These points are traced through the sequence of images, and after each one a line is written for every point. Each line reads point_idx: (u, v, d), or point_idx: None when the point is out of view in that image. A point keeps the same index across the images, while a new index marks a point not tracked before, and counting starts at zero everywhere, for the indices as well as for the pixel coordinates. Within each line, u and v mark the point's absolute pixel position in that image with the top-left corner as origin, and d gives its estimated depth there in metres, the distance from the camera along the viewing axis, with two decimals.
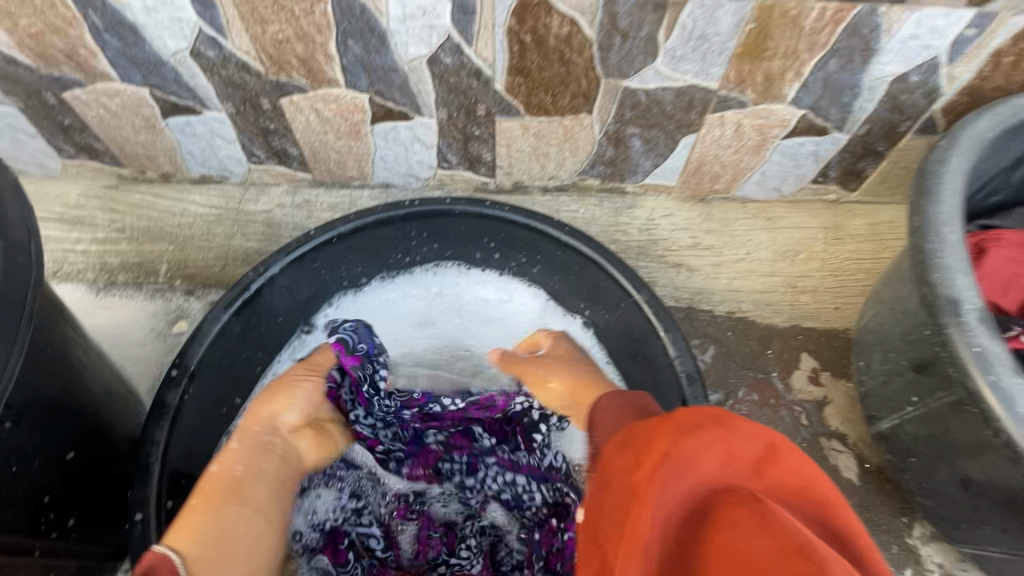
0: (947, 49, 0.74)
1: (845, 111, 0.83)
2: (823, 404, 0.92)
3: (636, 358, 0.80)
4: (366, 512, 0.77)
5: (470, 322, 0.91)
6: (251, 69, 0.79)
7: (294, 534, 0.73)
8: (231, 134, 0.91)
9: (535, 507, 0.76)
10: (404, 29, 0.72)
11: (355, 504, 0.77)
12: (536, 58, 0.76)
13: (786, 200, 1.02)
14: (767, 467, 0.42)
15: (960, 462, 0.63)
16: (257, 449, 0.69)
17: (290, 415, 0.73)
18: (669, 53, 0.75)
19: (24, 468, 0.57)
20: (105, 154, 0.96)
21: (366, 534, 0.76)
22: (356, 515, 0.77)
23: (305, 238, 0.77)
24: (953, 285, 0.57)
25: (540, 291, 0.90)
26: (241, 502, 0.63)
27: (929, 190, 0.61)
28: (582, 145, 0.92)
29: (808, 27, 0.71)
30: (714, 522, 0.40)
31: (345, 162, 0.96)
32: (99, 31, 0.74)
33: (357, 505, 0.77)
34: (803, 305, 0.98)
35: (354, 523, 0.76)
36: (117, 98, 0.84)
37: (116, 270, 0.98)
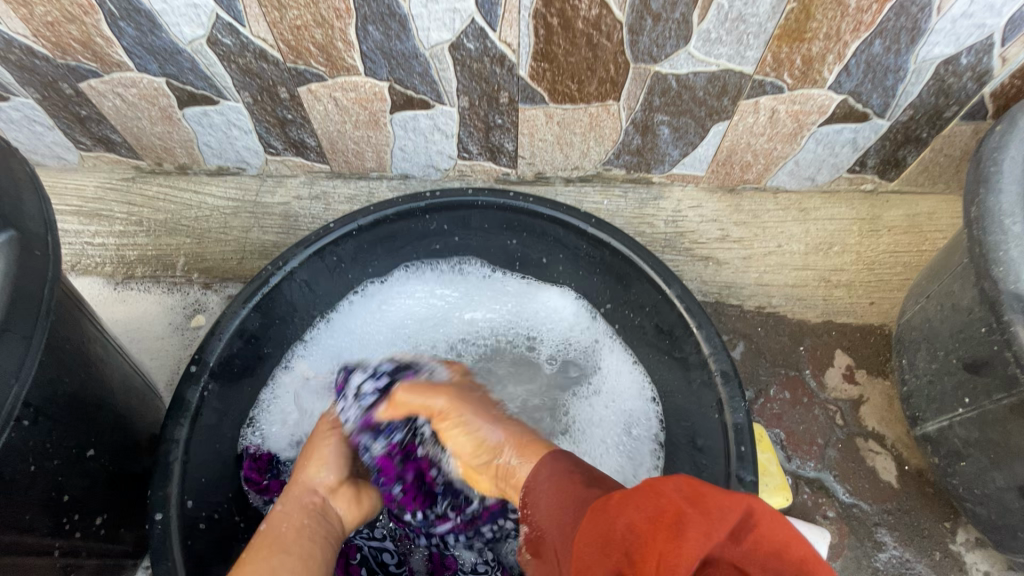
0: (1003, 28, 0.69)
1: (888, 96, 0.79)
2: (859, 404, 0.88)
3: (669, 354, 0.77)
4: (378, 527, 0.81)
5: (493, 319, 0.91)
6: (268, 58, 0.77)
7: None
8: (248, 126, 0.89)
9: None
10: (427, 13, 0.70)
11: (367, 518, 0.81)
12: (562, 42, 0.73)
13: (819, 190, 0.98)
14: (745, 536, 0.39)
15: (1018, 468, 0.60)
16: (301, 509, 0.68)
17: (325, 473, 0.71)
18: (703, 36, 0.71)
19: (44, 468, 0.56)
20: (121, 146, 0.94)
21: (378, 548, 0.80)
22: (368, 529, 0.81)
23: (323, 231, 0.75)
24: (1018, 280, 0.53)
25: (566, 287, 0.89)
26: (284, 551, 0.62)
27: (989, 179, 0.57)
28: (607, 134, 0.88)
29: (854, 6, 0.66)
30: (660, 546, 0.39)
31: (363, 152, 0.94)
32: (114, 20, 0.72)
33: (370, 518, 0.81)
34: (837, 300, 0.94)
35: (366, 538, 0.80)
36: (134, 88, 0.83)
37: (135, 264, 0.97)
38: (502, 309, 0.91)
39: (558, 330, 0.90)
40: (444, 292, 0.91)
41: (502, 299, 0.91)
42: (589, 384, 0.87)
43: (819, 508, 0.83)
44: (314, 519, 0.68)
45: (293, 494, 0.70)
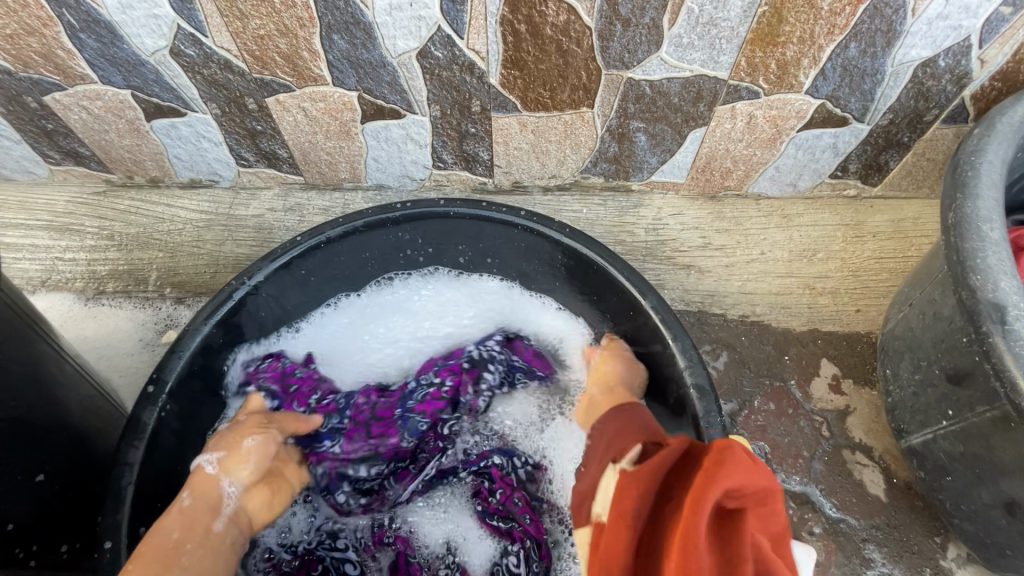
0: (979, 29, 0.68)
1: (866, 100, 0.77)
2: (846, 414, 0.85)
3: (647, 366, 0.75)
4: (342, 536, 0.73)
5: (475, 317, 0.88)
6: (234, 68, 0.75)
7: (265, 552, 0.72)
8: (218, 137, 0.88)
9: (512, 520, 0.72)
10: (391, 20, 0.68)
11: (331, 527, 0.74)
12: (532, 49, 0.72)
13: (803, 196, 0.96)
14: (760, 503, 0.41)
15: (1004, 483, 0.57)
16: (184, 514, 0.61)
17: (214, 464, 0.66)
18: (674, 41, 0.70)
19: None
20: (91, 159, 0.93)
21: (341, 559, 0.71)
22: (331, 539, 0.73)
23: (290, 244, 0.73)
24: (996, 289, 0.50)
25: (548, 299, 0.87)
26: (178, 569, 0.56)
27: (965, 184, 0.55)
28: (584, 142, 0.87)
29: (826, 9, 0.65)
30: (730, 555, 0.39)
31: (336, 163, 0.92)
32: (75, 31, 0.71)
33: (333, 528, 0.74)
34: (821, 308, 0.92)
35: (329, 548, 0.72)
36: (100, 101, 0.81)
37: (105, 278, 0.95)
38: (481, 315, 0.88)
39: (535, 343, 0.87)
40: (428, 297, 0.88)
41: (484, 299, 0.88)
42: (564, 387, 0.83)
43: (806, 524, 0.80)
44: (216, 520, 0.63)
45: (191, 489, 0.64)
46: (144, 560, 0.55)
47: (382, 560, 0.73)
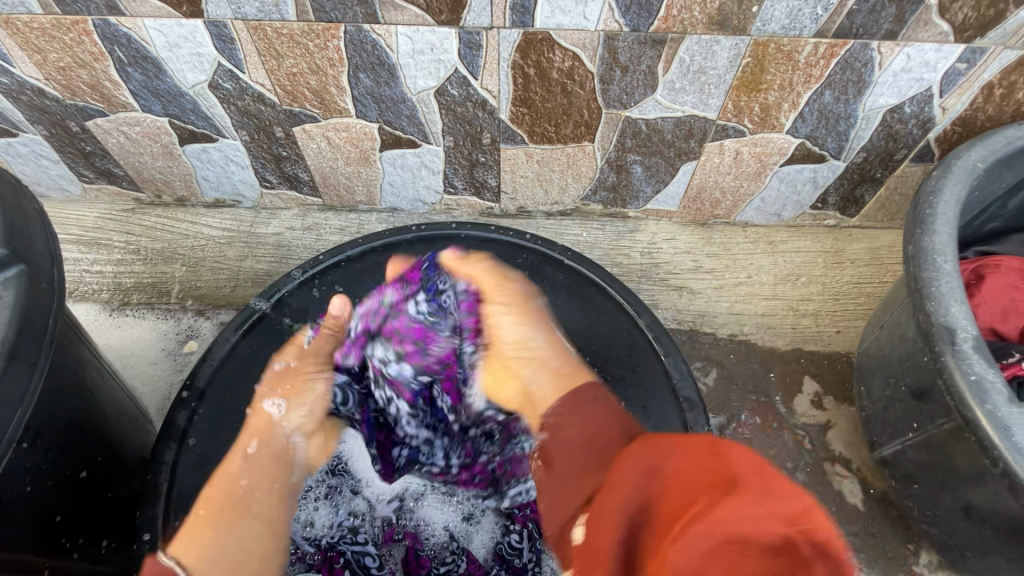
0: (939, 81, 0.76)
1: (841, 140, 0.85)
2: (827, 428, 0.91)
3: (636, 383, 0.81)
4: (360, 532, 0.78)
5: None
6: (266, 100, 0.82)
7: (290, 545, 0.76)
8: (245, 161, 0.94)
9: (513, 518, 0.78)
10: (413, 62, 0.76)
11: (351, 523, 0.79)
12: (539, 90, 0.79)
13: (786, 224, 1.04)
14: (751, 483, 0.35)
15: (962, 489, 0.62)
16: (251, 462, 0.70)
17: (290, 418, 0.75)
18: (668, 86, 0.77)
19: (39, 488, 0.58)
20: (123, 179, 0.99)
21: (361, 552, 0.76)
22: (351, 534, 0.78)
23: (314, 261, 0.82)
24: (948, 313, 0.57)
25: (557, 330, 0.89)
26: (252, 517, 0.67)
27: (922, 220, 0.63)
28: (585, 172, 0.94)
29: (803, 61, 0.73)
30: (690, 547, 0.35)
31: (354, 187, 0.99)
32: (123, 66, 0.78)
33: (353, 523, 0.79)
34: (804, 329, 0.98)
35: (350, 543, 0.77)
36: (138, 127, 0.88)
37: (131, 291, 1.00)
38: None
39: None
40: None
41: None
42: None
43: None
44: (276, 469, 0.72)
45: (256, 437, 0.72)
46: (217, 508, 0.66)
47: (396, 553, 0.78)
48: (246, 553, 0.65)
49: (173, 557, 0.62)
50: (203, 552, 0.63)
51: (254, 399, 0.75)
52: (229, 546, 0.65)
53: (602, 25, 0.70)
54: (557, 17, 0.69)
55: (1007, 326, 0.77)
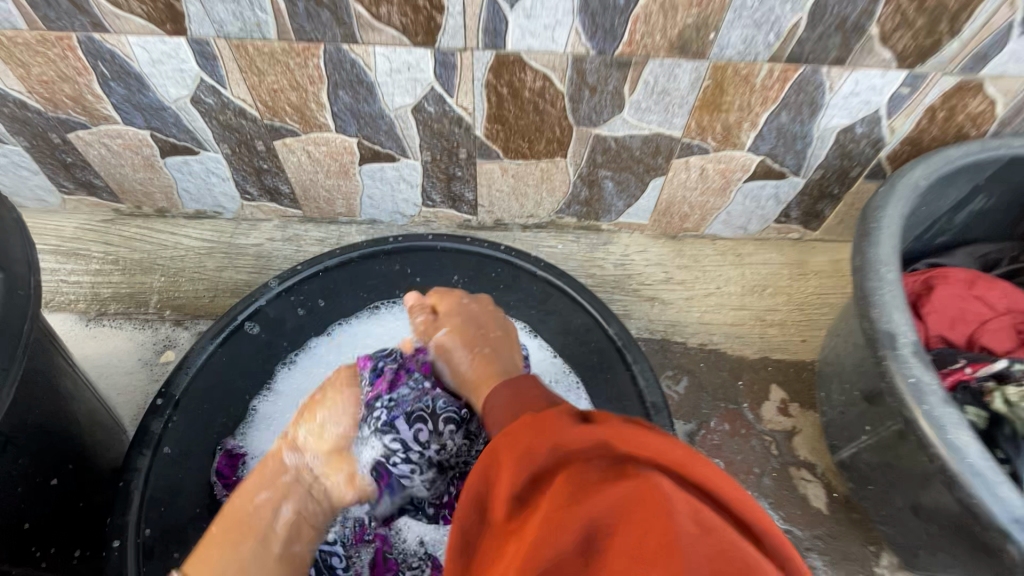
0: (886, 104, 0.81)
1: (799, 158, 0.90)
2: (792, 434, 0.95)
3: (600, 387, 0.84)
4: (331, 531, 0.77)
5: None
6: (247, 115, 0.85)
7: None
8: (226, 173, 0.96)
9: None
10: (391, 81, 0.79)
11: None
12: (512, 108, 0.83)
13: (752, 237, 1.08)
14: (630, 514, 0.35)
15: (910, 489, 0.65)
16: (276, 483, 0.70)
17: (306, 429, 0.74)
18: (634, 105, 0.82)
19: (8, 494, 0.58)
20: (103, 190, 1.00)
21: (329, 552, 0.75)
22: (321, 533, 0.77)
23: (290, 271, 0.84)
24: (890, 320, 0.60)
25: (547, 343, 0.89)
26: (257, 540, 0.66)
27: (869, 234, 0.67)
28: (558, 186, 0.98)
29: (759, 84, 0.78)
30: (621, 564, 0.34)
31: (334, 200, 1.01)
32: (105, 80, 0.80)
33: None
34: (771, 338, 1.02)
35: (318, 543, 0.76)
36: (119, 139, 0.89)
37: (108, 301, 1.00)
38: None
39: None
40: None
41: None
42: None
43: None
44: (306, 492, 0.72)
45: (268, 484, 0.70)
46: (226, 525, 0.66)
47: (363, 557, 0.77)
48: None
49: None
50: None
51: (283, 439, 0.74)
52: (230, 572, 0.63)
53: (570, 48, 0.74)
54: (527, 40, 0.73)
55: (954, 334, 0.82)
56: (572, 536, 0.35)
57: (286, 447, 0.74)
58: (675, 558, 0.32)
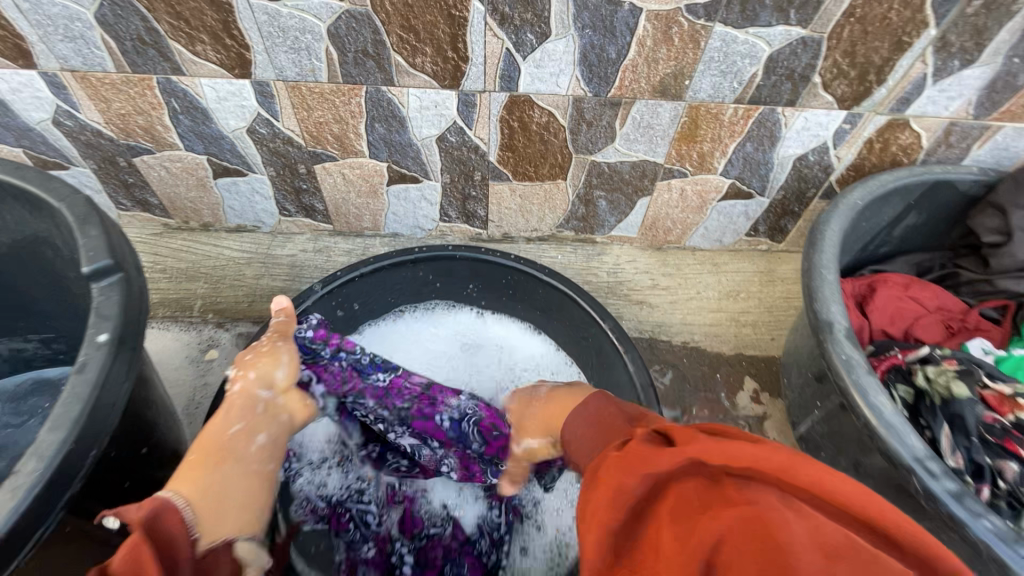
0: (832, 137, 0.98)
1: (764, 181, 1.06)
2: (763, 419, 1.09)
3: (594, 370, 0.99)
4: (366, 493, 0.91)
5: (489, 357, 1.06)
6: (294, 143, 0.98)
7: (305, 499, 0.89)
8: (268, 192, 1.10)
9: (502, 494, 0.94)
10: (420, 116, 0.94)
11: (358, 486, 0.92)
12: (522, 139, 0.98)
13: (726, 249, 1.24)
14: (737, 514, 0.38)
15: (852, 450, 0.79)
16: (248, 413, 0.76)
17: (280, 371, 0.81)
18: (625, 137, 0.97)
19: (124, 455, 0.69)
20: (156, 207, 1.13)
21: (364, 510, 0.89)
22: (358, 495, 0.91)
23: (332, 277, 0.97)
24: (828, 310, 0.76)
25: (548, 340, 1.06)
26: (235, 461, 0.70)
27: (814, 243, 0.83)
28: (559, 205, 1.13)
29: (727, 120, 0.94)
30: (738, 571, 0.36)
31: (362, 216, 1.15)
32: (175, 113, 0.93)
33: (360, 487, 0.92)
34: (745, 336, 1.17)
35: (356, 502, 0.90)
36: (179, 162, 1.03)
37: (157, 305, 1.12)
38: (495, 350, 1.07)
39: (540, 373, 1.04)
40: (437, 331, 1.08)
41: (493, 343, 1.07)
42: None
43: None
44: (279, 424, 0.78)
45: (235, 417, 0.75)
46: (207, 452, 0.69)
47: (393, 516, 0.90)
48: (231, 492, 0.66)
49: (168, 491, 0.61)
50: (207, 495, 0.63)
51: (238, 374, 0.79)
52: (215, 486, 0.65)
53: (571, 91, 0.90)
54: (536, 84, 0.89)
55: (894, 329, 0.97)
56: (691, 542, 0.38)
57: (254, 385, 0.78)
58: (781, 539, 0.35)
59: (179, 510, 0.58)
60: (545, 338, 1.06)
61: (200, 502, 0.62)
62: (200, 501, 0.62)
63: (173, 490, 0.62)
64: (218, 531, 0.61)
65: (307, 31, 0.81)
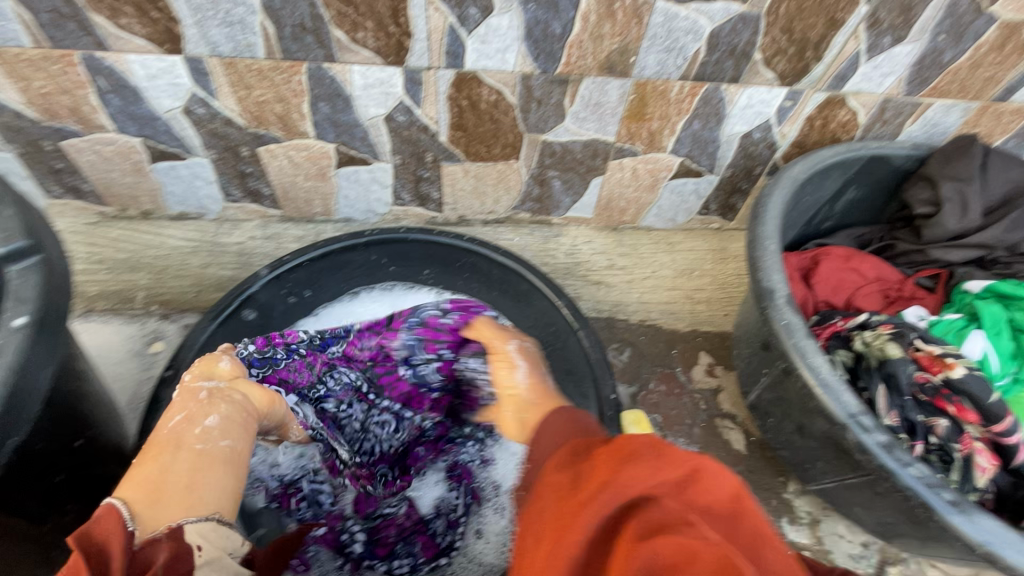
0: (775, 114, 1.00)
1: (712, 159, 1.08)
2: (717, 391, 1.12)
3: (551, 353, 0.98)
4: (321, 473, 0.93)
5: None
6: (234, 124, 0.95)
7: (260, 479, 0.90)
8: (211, 177, 1.05)
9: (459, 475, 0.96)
10: (366, 94, 0.91)
11: (313, 466, 0.94)
12: (471, 118, 0.97)
13: (680, 229, 1.26)
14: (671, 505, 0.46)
15: (795, 414, 0.82)
16: (189, 403, 0.72)
17: (224, 364, 0.81)
18: (574, 115, 0.97)
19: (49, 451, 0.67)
20: (89, 194, 1.07)
21: (318, 490, 0.92)
22: (313, 474, 0.93)
23: (279, 262, 0.94)
24: (770, 279, 0.78)
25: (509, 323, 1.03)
26: (181, 447, 0.65)
27: (758, 215, 0.85)
28: (513, 186, 1.12)
29: (674, 98, 0.95)
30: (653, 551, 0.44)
31: (311, 200, 1.12)
32: (103, 93, 0.88)
33: (313, 466, 0.94)
34: (699, 312, 1.20)
35: (310, 481, 0.92)
36: (111, 146, 0.98)
37: (96, 297, 1.07)
38: None
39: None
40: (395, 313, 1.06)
41: None
42: None
43: None
44: (228, 403, 0.74)
45: (178, 409, 0.71)
46: (148, 450, 0.66)
47: (347, 495, 0.93)
48: (176, 475, 0.62)
49: (111, 497, 0.58)
50: (148, 486, 0.60)
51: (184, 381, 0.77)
52: (158, 474, 0.62)
53: (518, 67, 0.89)
54: (483, 60, 0.87)
55: (836, 299, 1.01)
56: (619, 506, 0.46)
57: (197, 379, 0.77)
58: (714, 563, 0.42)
59: (117, 509, 0.55)
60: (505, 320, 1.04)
61: (136, 497, 0.58)
62: (138, 494, 0.58)
63: (117, 495, 0.58)
64: (160, 519, 0.57)
65: (240, 3, 0.78)
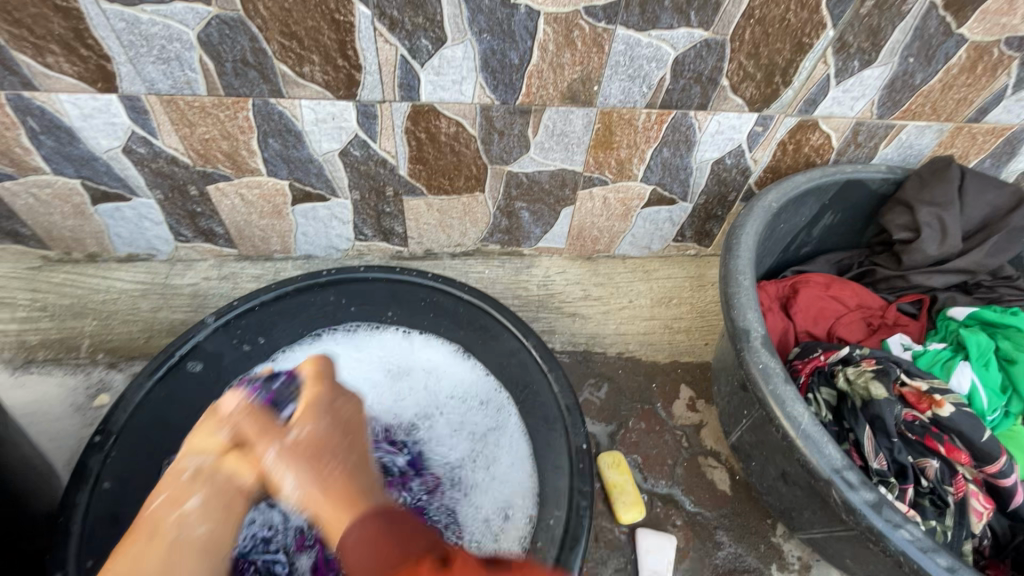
0: (746, 140, 0.97)
1: (685, 186, 1.04)
2: (699, 427, 1.07)
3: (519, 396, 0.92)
4: (274, 540, 0.84)
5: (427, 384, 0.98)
6: (180, 163, 0.90)
7: None
8: (159, 217, 1.00)
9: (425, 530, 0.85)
10: (317, 129, 0.87)
11: (265, 534, 0.84)
12: (431, 151, 0.93)
13: (657, 256, 1.23)
14: None
15: (779, 459, 0.77)
16: (172, 483, 0.67)
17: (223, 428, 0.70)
18: (538, 145, 0.94)
19: None
20: (30, 238, 1.01)
21: (270, 561, 0.82)
22: (264, 544, 0.83)
23: (227, 307, 0.89)
24: (744, 318, 0.74)
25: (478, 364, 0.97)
26: (156, 539, 0.62)
27: (730, 248, 0.81)
28: (480, 218, 1.08)
29: (641, 125, 0.92)
30: None
31: (269, 238, 1.06)
32: (35, 133, 0.83)
33: (265, 534, 0.84)
34: (679, 343, 1.15)
35: (261, 552, 0.82)
36: (48, 188, 0.92)
37: (37, 347, 1.00)
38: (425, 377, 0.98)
39: (466, 402, 0.96)
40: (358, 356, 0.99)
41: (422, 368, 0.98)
42: (482, 463, 0.91)
43: (670, 517, 0.97)
44: (212, 484, 0.68)
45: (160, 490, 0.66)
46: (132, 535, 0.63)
47: (303, 562, 0.83)
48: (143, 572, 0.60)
49: None
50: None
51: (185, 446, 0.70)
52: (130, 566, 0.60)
53: (477, 99, 0.85)
54: (438, 93, 0.84)
55: (817, 328, 0.96)
56: None
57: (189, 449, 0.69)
58: None
59: None
60: (474, 362, 0.97)
61: None
62: None
63: None
64: None
65: (175, 39, 0.73)
